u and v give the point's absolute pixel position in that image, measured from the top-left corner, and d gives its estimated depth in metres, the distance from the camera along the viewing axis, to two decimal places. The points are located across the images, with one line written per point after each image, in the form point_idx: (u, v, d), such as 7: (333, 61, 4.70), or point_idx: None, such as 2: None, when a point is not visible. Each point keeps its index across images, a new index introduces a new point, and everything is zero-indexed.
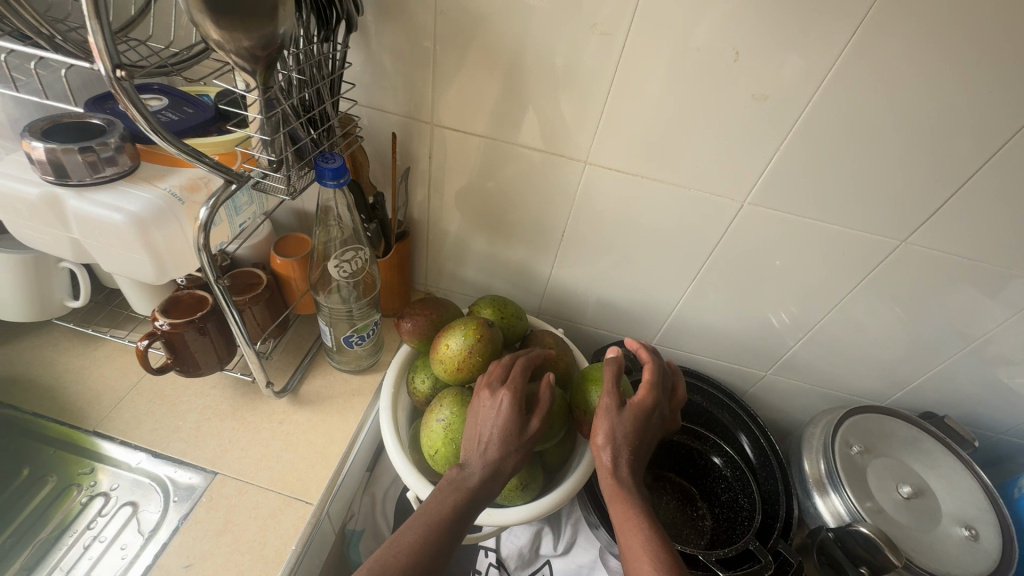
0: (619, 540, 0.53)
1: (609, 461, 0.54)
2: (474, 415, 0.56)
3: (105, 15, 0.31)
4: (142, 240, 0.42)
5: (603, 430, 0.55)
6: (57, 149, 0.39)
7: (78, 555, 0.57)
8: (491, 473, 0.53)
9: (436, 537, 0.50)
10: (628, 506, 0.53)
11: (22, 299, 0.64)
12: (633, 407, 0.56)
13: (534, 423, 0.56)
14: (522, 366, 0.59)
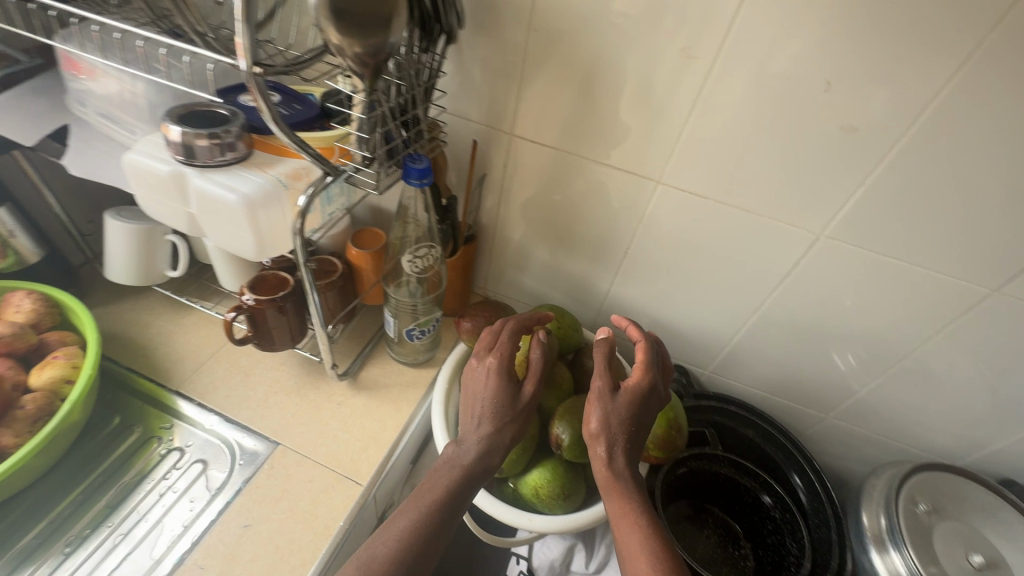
0: (616, 537, 0.51)
1: (605, 451, 0.53)
2: (468, 389, 0.59)
3: (252, 19, 0.36)
4: (248, 219, 0.47)
5: (596, 418, 0.54)
6: (191, 134, 0.45)
7: (155, 501, 0.61)
8: (485, 448, 0.54)
9: (431, 523, 0.49)
10: (625, 499, 0.52)
11: (133, 264, 0.72)
12: (627, 393, 0.55)
13: (526, 390, 0.58)
14: (510, 334, 0.60)
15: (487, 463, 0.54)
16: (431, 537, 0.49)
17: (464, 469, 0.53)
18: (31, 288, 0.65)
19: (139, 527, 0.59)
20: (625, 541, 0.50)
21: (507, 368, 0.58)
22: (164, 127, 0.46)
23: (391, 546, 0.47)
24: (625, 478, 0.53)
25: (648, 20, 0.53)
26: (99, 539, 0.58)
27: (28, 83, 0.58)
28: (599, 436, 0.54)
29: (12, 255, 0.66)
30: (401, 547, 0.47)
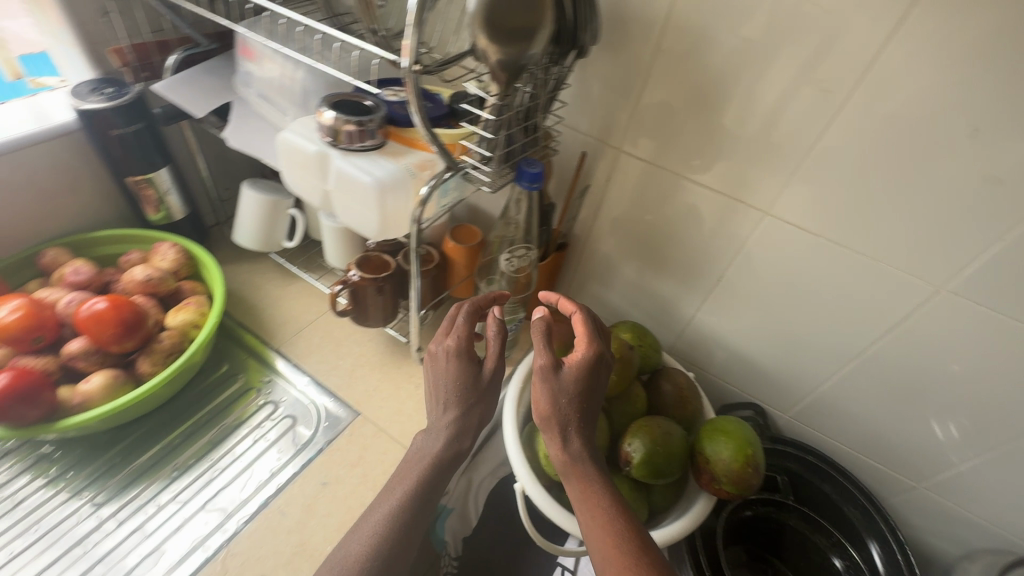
0: (580, 524, 0.50)
1: (558, 434, 0.52)
2: (431, 372, 0.58)
3: (422, 23, 0.40)
4: (381, 203, 0.51)
5: (545, 399, 0.53)
6: (341, 121, 0.50)
7: (250, 446, 0.67)
8: (452, 434, 0.54)
9: (403, 517, 0.50)
10: (584, 478, 0.51)
11: (257, 231, 0.79)
12: (572, 368, 0.54)
13: (486, 368, 0.57)
14: (465, 314, 0.59)
15: (457, 450, 0.54)
16: (405, 532, 0.50)
17: (434, 458, 0.53)
18: (174, 240, 0.73)
19: (233, 466, 0.65)
20: (590, 526, 0.49)
21: (464, 347, 0.57)
22: (319, 112, 0.52)
23: (364, 542, 0.48)
24: (582, 459, 0.52)
25: (779, 49, 0.53)
26: (199, 470, 0.64)
27: (206, 63, 0.67)
28: (551, 419, 0.52)
29: (165, 210, 0.76)
30: (375, 544, 0.48)
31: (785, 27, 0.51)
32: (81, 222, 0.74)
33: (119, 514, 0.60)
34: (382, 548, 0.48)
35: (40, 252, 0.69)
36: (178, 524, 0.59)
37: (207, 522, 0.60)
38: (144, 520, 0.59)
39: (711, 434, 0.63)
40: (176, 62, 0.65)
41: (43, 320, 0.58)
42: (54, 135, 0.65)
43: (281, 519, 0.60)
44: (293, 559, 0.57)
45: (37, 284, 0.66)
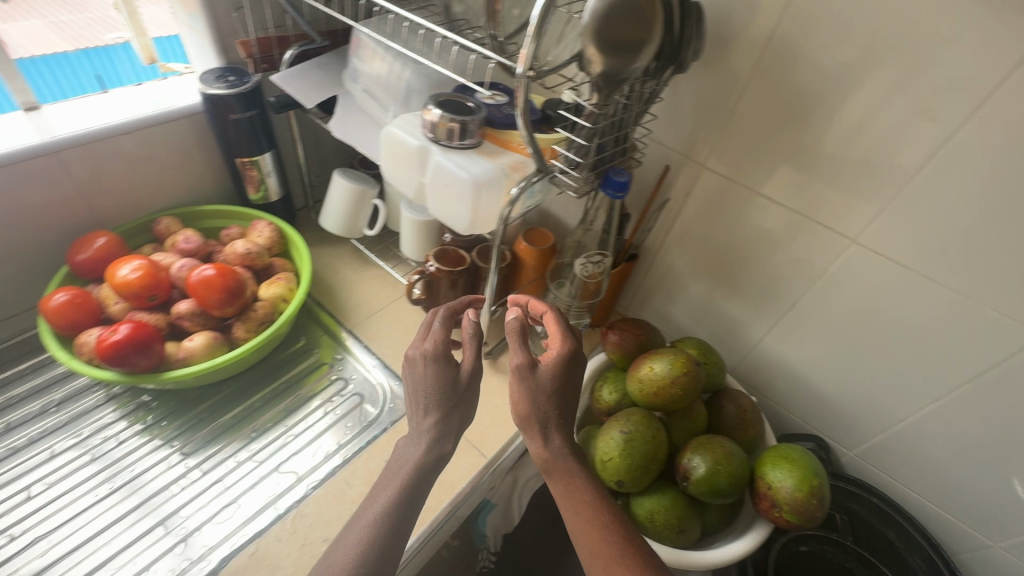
0: (567, 521, 0.52)
1: (539, 432, 0.54)
2: (408, 376, 0.56)
3: (542, 32, 0.42)
4: (474, 200, 0.54)
5: (523, 400, 0.54)
6: (445, 119, 0.53)
7: (320, 418, 0.71)
8: (434, 437, 0.53)
9: (388, 522, 0.49)
10: (566, 475, 0.53)
11: (342, 217, 0.84)
12: (548, 364, 0.55)
13: (465, 371, 0.56)
14: (441, 318, 0.59)
15: (443, 453, 0.53)
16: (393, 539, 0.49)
17: (417, 464, 0.52)
18: (270, 220, 0.79)
19: (306, 434, 0.69)
20: (577, 522, 0.52)
21: (441, 350, 0.56)
22: (425, 109, 0.55)
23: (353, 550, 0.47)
24: (562, 457, 0.53)
25: (874, 70, 0.52)
26: (274, 435, 0.69)
27: (317, 59, 0.72)
28: (532, 418, 0.54)
29: (263, 191, 0.81)
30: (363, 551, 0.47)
31: (883, 48, 0.51)
32: (191, 195, 0.81)
33: (203, 466, 0.65)
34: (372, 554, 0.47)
35: (155, 220, 0.76)
36: (252, 482, 0.64)
37: (278, 483, 0.64)
38: (223, 474, 0.64)
39: (774, 459, 0.62)
40: (292, 57, 0.71)
41: (158, 280, 0.64)
42: (179, 115, 0.72)
43: (346, 489, 0.64)
44: None
45: (151, 249, 0.73)
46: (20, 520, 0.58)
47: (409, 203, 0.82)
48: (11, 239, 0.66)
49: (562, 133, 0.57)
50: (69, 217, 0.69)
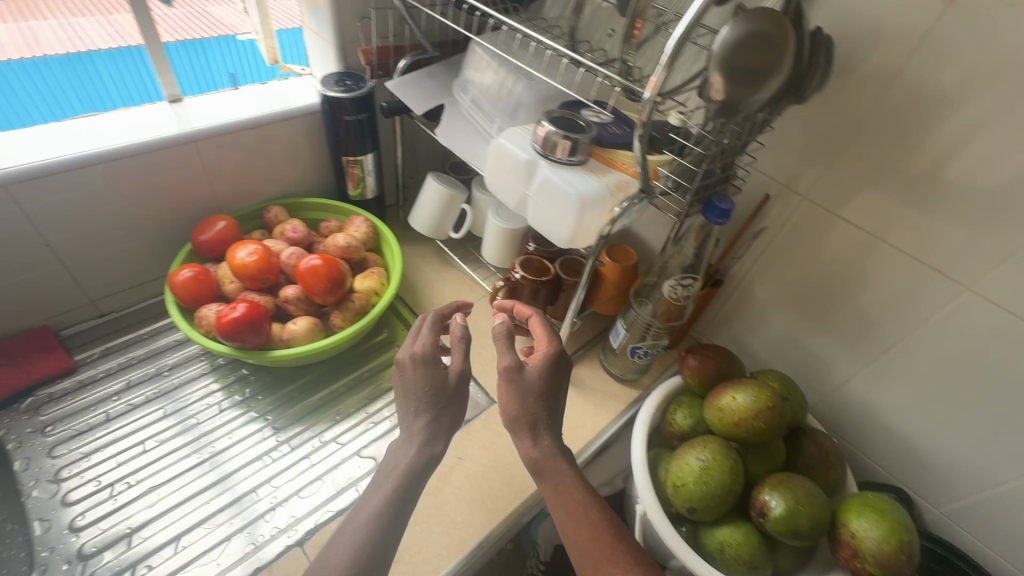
0: (557, 521, 0.55)
1: (528, 433, 0.57)
2: (398, 379, 0.57)
3: (676, 59, 0.43)
4: (578, 215, 0.55)
5: (513, 400, 0.57)
6: (557, 134, 0.55)
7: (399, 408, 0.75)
8: (426, 439, 0.54)
9: (380, 527, 0.49)
10: (556, 474, 0.56)
11: (430, 218, 0.87)
12: (538, 364, 0.59)
13: (453, 373, 0.58)
14: (429, 321, 0.61)
15: (434, 455, 0.54)
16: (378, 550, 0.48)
17: (408, 468, 0.52)
18: (366, 216, 0.83)
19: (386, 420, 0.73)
20: (568, 520, 0.54)
21: (430, 353, 0.58)
22: (537, 125, 0.57)
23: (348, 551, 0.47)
24: (550, 455, 0.56)
25: (999, 110, 0.50)
26: (357, 420, 0.73)
27: (427, 69, 0.76)
28: (521, 419, 0.57)
29: (361, 188, 0.86)
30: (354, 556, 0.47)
31: (985, 75, 0.50)
32: (297, 188, 0.87)
33: (293, 441, 0.69)
34: (363, 556, 0.47)
35: (265, 209, 0.82)
36: (336, 462, 0.67)
37: (359, 467, 0.67)
38: (311, 450, 0.68)
39: (859, 508, 0.60)
40: (405, 66, 0.75)
41: (271, 265, 0.69)
42: (299, 114, 0.78)
43: None
44: (425, 519, 0.63)
45: (260, 235, 0.79)
46: (132, 471, 0.63)
47: (496, 210, 0.84)
48: (146, 215, 0.73)
49: (667, 155, 0.58)
50: (191, 199, 0.76)
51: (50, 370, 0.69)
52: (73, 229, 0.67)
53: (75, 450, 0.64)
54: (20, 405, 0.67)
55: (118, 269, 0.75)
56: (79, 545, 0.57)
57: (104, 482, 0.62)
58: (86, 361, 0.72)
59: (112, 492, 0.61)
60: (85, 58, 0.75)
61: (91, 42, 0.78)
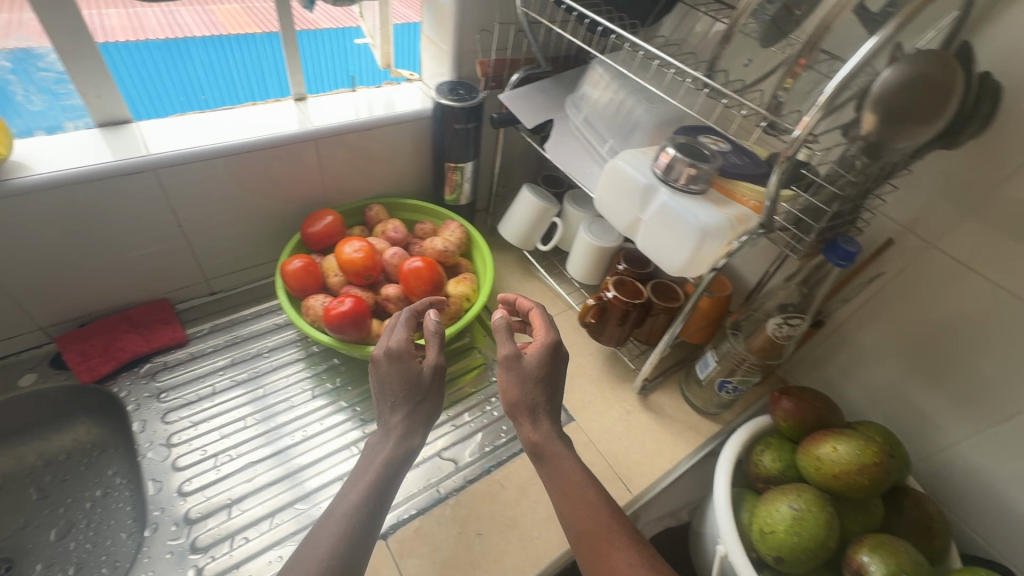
0: (558, 508, 0.55)
1: (528, 417, 0.56)
2: (374, 376, 0.56)
3: (835, 101, 0.41)
4: (696, 245, 0.54)
5: (513, 387, 0.57)
6: (683, 161, 0.55)
7: (478, 414, 0.75)
8: (403, 433, 0.54)
9: (360, 519, 0.48)
10: (557, 457, 0.56)
11: (521, 228, 0.88)
12: (534, 353, 0.58)
13: (428, 370, 0.56)
14: (407, 315, 0.59)
15: (412, 449, 0.54)
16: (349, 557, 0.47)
17: (388, 458, 0.52)
18: (460, 222, 0.85)
19: (467, 425, 0.73)
20: (570, 504, 0.54)
21: (405, 349, 0.56)
22: (660, 151, 0.57)
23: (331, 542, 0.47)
24: (551, 439, 0.56)
25: None
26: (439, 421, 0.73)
27: (538, 83, 0.76)
28: (520, 404, 0.56)
29: (457, 193, 0.88)
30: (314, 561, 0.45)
31: None
32: (398, 188, 0.90)
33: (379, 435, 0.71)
34: (340, 550, 0.46)
35: (366, 206, 0.86)
36: (419, 460, 0.69)
37: (439, 468, 0.68)
38: None
39: None
40: (518, 79, 0.76)
41: (374, 263, 0.72)
42: (410, 118, 0.80)
43: (500, 490, 0.67)
44: (503, 529, 0.63)
45: (360, 231, 0.83)
46: (233, 445, 0.67)
47: (588, 225, 0.84)
48: (264, 204, 0.77)
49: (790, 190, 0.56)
50: (305, 193, 0.80)
51: (167, 341, 0.74)
52: (199, 212, 0.72)
53: (184, 419, 0.69)
54: (139, 370, 0.72)
55: (233, 252, 0.80)
56: (186, 509, 0.61)
57: (209, 452, 0.66)
58: (195, 335, 0.78)
59: (216, 462, 0.65)
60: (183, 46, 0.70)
61: (185, 27, 0.70)
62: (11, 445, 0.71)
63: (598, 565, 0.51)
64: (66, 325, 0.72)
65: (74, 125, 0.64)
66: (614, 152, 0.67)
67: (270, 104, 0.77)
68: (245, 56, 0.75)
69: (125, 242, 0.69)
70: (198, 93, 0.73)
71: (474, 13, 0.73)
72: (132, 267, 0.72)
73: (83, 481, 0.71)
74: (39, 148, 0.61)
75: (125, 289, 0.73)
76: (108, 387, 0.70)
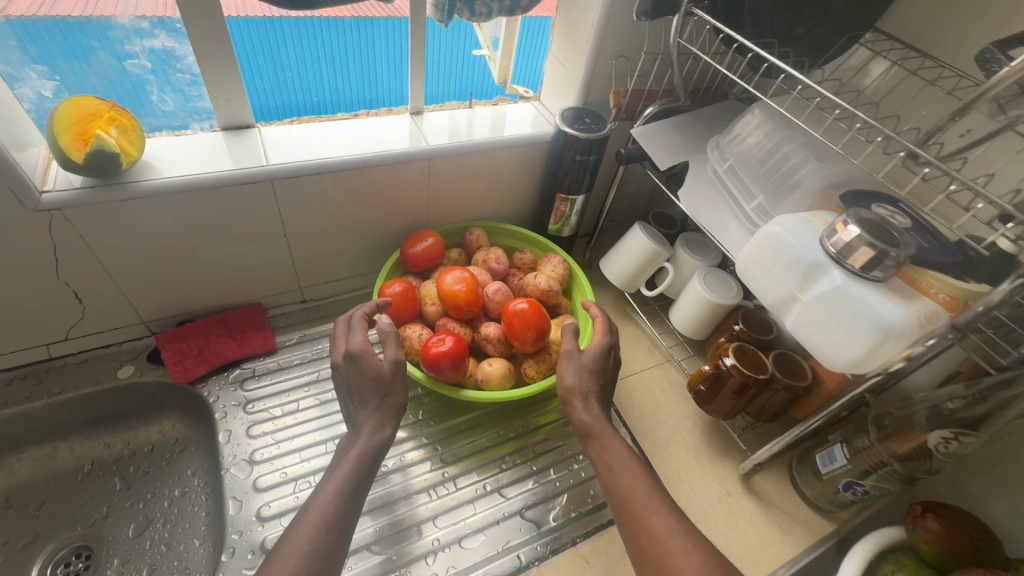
0: (603, 481, 0.54)
1: (578, 401, 0.58)
2: (339, 381, 0.58)
3: None
4: (876, 343, 0.46)
5: (570, 373, 0.59)
6: (867, 242, 0.46)
7: (565, 472, 0.69)
8: (374, 426, 0.55)
9: (344, 506, 0.48)
10: (604, 435, 0.56)
11: (628, 269, 0.81)
12: (596, 352, 0.61)
13: (387, 364, 0.57)
14: (359, 320, 0.61)
15: (384, 441, 0.54)
16: (327, 547, 0.45)
17: (360, 451, 0.52)
18: (562, 255, 0.79)
19: (553, 483, 0.68)
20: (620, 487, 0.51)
21: (362, 348, 0.58)
22: (837, 223, 0.48)
23: (309, 530, 0.45)
24: (601, 419, 0.57)
25: None
26: (522, 475, 0.68)
27: (673, 120, 0.69)
28: (574, 390, 0.58)
29: (562, 224, 0.82)
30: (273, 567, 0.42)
31: None
32: (501, 212, 0.85)
33: (460, 482, 0.66)
34: (320, 537, 0.45)
35: (466, 228, 0.81)
36: (499, 516, 0.64)
37: (519, 529, 0.63)
38: (477, 497, 0.65)
39: None
40: (652, 114, 0.69)
41: (475, 295, 0.67)
42: (527, 141, 0.75)
43: (586, 567, 0.61)
44: None
45: (458, 256, 0.79)
46: (313, 471, 0.64)
47: (703, 277, 0.76)
48: (369, 219, 0.74)
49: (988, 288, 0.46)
50: (408, 211, 0.76)
51: (258, 347, 0.72)
52: (304, 223, 0.70)
53: (267, 436, 0.67)
54: (228, 374, 0.71)
55: (332, 263, 0.78)
56: (264, 537, 0.59)
57: (289, 475, 0.64)
58: (284, 344, 0.76)
59: (295, 487, 0.63)
60: (278, 22, 0.61)
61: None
62: (102, 431, 0.72)
63: (636, 528, 0.48)
64: (166, 321, 0.71)
65: (199, 126, 0.63)
66: (763, 212, 0.59)
67: (383, 115, 0.74)
68: (332, 41, 0.65)
69: (231, 247, 0.67)
70: (287, 71, 0.66)
71: (616, 37, 0.67)
72: (235, 271, 0.71)
73: (162, 478, 0.71)
74: (164, 149, 0.60)
75: (223, 292, 0.72)
76: (198, 390, 0.69)
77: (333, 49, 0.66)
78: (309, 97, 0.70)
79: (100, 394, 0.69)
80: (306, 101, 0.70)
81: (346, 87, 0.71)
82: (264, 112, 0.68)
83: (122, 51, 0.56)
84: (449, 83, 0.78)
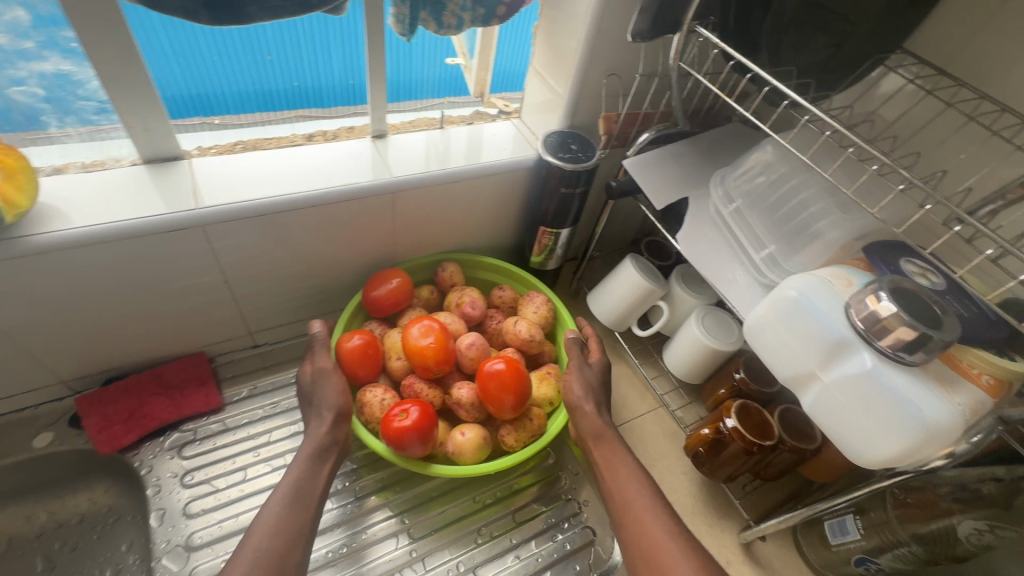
0: (603, 485, 0.54)
1: (591, 406, 0.58)
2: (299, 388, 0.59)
3: None
4: (912, 445, 0.39)
5: (579, 382, 0.59)
6: (904, 322, 0.39)
7: (548, 545, 0.62)
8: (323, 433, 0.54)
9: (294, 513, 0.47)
10: (602, 439, 0.56)
11: (617, 307, 0.73)
12: (599, 366, 0.63)
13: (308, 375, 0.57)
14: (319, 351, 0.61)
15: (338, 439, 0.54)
16: (276, 551, 0.44)
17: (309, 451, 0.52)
18: (546, 293, 0.70)
19: (534, 558, 0.60)
20: (627, 518, 0.50)
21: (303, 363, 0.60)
22: (867, 295, 0.41)
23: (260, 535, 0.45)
24: (608, 426, 0.57)
25: None
26: (501, 552, 0.60)
27: (671, 148, 0.61)
28: (586, 395, 0.58)
29: (545, 257, 0.74)
30: None
31: None
32: (478, 242, 0.76)
33: (429, 562, 0.59)
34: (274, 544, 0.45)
35: (439, 264, 0.73)
36: None
37: None
38: None
39: None
40: (646, 140, 0.61)
41: (446, 348, 0.59)
42: (505, 169, 0.66)
43: None
44: None
45: (429, 295, 0.70)
46: None
47: (702, 318, 0.68)
48: (326, 257, 0.65)
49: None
50: (372, 248, 0.67)
51: (199, 408, 0.64)
52: (248, 266, 0.60)
53: (209, 514, 0.58)
54: (164, 440, 0.62)
55: (285, 307, 0.69)
56: None
57: None
58: (231, 400, 0.67)
59: None
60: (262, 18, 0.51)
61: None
62: (20, 503, 0.63)
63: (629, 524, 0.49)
64: (90, 379, 0.62)
65: (118, 161, 0.53)
66: (774, 263, 0.52)
67: (344, 138, 0.64)
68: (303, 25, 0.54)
69: (164, 298, 0.58)
70: (265, 53, 0.55)
71: (606, 54, 0.58)
72: (170, 321, 0.61)
73: (90, 555, 0.62)
74: (67, 190, 0.50)
75: (158, 343, 0.63)
76: (128, 459, 0.60)
77: (312, 44, 0.56)
78: (288, 80, 0.59)
79: (15, 466, 0.60)
80: (286, 85, 0.59)
81: (327, 72, 0.60)
82: (205, 102, 0.56)
83: (8, 77, 0.46)
84: (434, 67, 0.66)
